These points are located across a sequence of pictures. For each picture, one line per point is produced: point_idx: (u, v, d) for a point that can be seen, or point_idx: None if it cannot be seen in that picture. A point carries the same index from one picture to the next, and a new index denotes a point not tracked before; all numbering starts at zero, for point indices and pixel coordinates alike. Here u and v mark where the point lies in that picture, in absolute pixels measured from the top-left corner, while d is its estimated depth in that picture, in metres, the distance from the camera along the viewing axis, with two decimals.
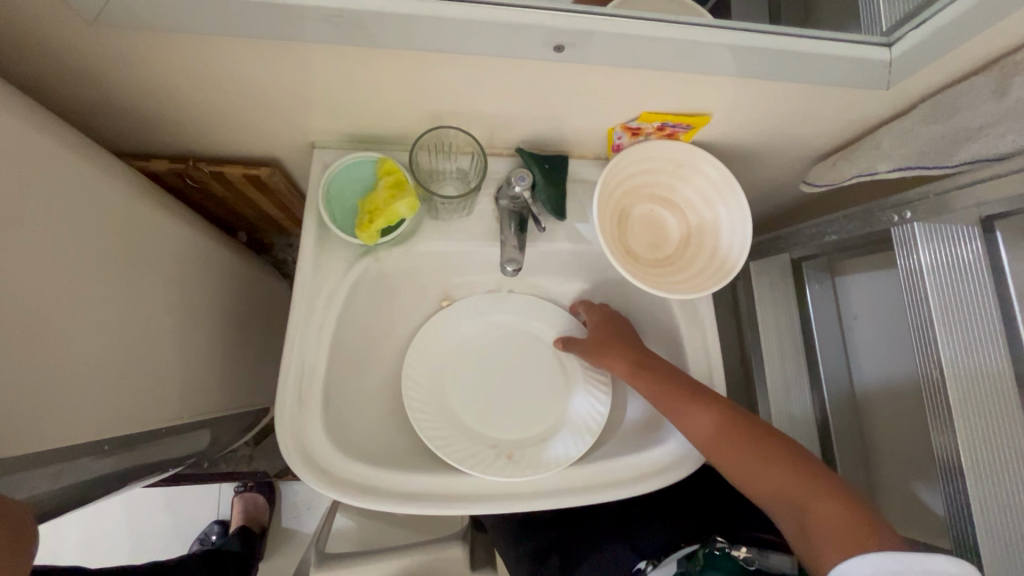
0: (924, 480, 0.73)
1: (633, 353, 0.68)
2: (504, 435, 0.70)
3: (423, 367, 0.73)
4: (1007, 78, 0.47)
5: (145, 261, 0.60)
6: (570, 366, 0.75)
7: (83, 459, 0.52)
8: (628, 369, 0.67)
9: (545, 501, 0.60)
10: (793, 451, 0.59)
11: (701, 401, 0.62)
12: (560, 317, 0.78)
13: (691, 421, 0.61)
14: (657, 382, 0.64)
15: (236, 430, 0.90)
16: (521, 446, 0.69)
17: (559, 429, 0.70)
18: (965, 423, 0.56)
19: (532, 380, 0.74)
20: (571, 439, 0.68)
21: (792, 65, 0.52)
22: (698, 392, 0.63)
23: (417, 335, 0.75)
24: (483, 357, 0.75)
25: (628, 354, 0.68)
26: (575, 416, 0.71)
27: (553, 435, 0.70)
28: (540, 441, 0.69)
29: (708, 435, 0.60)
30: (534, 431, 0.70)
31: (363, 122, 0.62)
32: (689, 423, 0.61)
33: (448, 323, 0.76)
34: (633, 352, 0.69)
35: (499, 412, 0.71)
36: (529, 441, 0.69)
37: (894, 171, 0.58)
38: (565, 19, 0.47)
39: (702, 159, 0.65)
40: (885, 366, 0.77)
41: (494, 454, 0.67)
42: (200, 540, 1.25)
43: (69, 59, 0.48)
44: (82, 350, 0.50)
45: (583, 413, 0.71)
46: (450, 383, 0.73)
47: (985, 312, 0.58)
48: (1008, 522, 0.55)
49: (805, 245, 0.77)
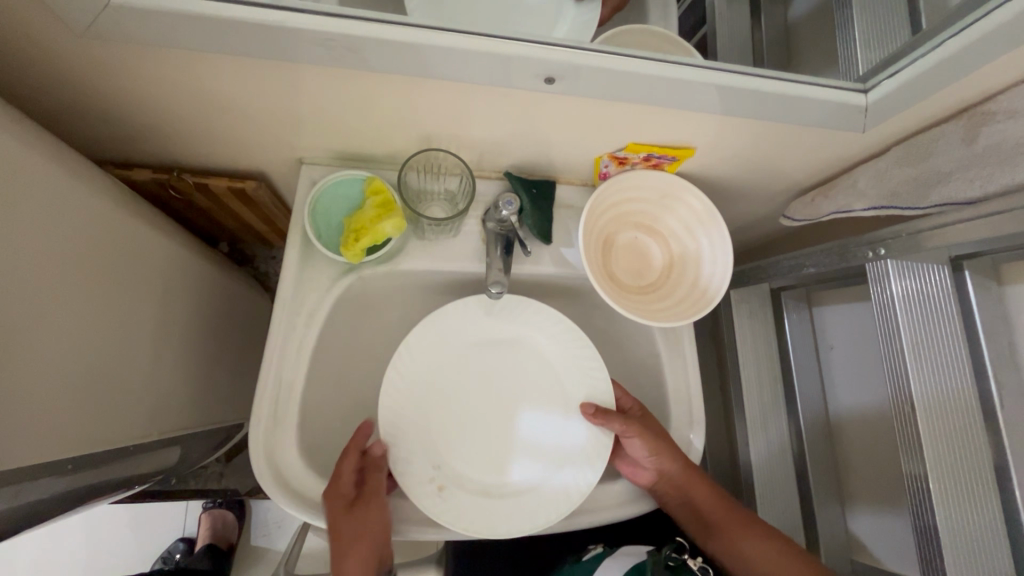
0: (893, 507, 0.74)
1: (658, 435, 0.66)
2: (451, 462, 0.65)
3: (405, 388, 0.66)
4: (975, 126, 0.49)
5: (122, 273, 0.59)
6: (556, 398, 0.69)
7: (47, 480, 0.50)
8: (652, 454, 0.65)
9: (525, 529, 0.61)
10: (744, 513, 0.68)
11: (683, 474, 0.66)
12: (573, 344, 0.69)
13: (675, 484, 0.67)
14: (658, 459, 0.65)
15: (208, 447, 0.88)
16: (469, 480, 0.64)
17: (547, 466, 0.66)
18: (935, 454, 0.57)
19: (507, 413, 0.69)
20: (547, 480, 0.64)
21: (773, 106, 0.53)
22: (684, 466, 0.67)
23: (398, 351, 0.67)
24: (468, 390, 0.69)
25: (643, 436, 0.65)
26: (554, 453, 0.66)
27: (523, 474, 0.65)
28: (506, 483, 0.65)
29: (687, 496, 0.68)
30: (535, 465, 0.66)
31: (353, 141, 0.62)
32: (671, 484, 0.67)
33: (432, 334, 0.68)
34: (654, 429, 0.67)
35: (470, 442, 0.67)
36: (491, 482, 0.64)
37: (868, 210, 0.60)
38: (554, 52, 0.48)
39: (687, 190, 0.66)
40: (859, 395, 0.79)
41: (426, 481, 0.62)
42: (164, 558, 1.21)
43: (54, 69, 0.47)
44: (50, 366, 0.48)
45: (564, 449, 0.67)
46: (419, 413, 0.67)
47: (956, 349, 0.59)
48: (977, 557, 0.56)
49: (783, 276, 0.79)
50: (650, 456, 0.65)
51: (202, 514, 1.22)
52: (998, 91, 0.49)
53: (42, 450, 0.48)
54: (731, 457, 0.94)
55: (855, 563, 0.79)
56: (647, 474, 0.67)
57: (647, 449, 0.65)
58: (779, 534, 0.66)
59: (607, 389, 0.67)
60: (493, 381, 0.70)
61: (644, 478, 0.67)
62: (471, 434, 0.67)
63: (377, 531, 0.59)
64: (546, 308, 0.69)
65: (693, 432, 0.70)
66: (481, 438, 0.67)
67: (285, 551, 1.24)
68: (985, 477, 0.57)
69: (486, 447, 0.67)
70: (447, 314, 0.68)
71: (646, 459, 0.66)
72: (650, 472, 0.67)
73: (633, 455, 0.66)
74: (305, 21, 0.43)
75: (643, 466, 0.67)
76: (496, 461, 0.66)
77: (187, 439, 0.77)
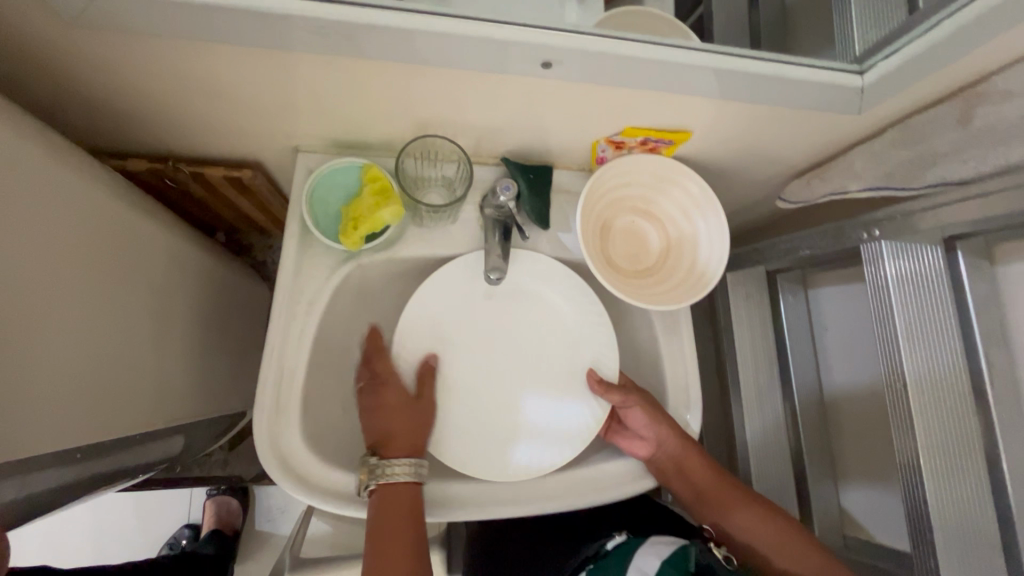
0: (886, 482, 0.76)
1: (656, 406, 0.69)
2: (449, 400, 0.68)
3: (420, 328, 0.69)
4: (971, 108, 0.50)
5: (123, 263, 0.59)
6: (564, 371, 0.71)
7: (55, 468, 0.51)
8: (649, 421, 0.68)
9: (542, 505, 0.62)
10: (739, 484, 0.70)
11: (683, 442, 0.69)
12: (584, 317, 0.71)
13: (670, 454, 0.68)
14: (657, 427, 0.68)
15: (210, 435, 0.89)
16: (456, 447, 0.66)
17: (523, 435, 0.67)
18: (925, 429, 0.59)
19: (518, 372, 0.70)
20: (546, 446, 0.67)
21: (770, 88, 0.53)
22: (682, 437, 0.69)
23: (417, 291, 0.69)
24: (473, 350, 0.70)
25: (644, 406, 0.68)
26: (557, 419, 0.68)
27: (519, 436, 0.67)
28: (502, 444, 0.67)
29: (682, 465, 0.69)
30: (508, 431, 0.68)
31: (351, 128, 0.62)
32: (665, 453, 0.68)
33: (449, 280, 0.70)
34: (651, 400, 0.70)
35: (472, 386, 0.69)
36: (486, 443, 0.67)
37: (864, 190, 0.60)
38: (553, 37, 0.48)
39: (684, 174, 0.67)
40: (853, 373, 0.80)
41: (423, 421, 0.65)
42: (170, 545, 1.22)
43: (43, 57, 0.47)
44: (54, 357, 0.49)
45: (566, 415, 0.68)
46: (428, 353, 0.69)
47: (946, 324, 0.60)
48: (962, 529, 0.58)
49: (779, 258, 0.79)
50: (647, 425, 0.68)
51: (207, 500, 1.24)
52: (994, 71, 0.49)
53: (47, 440, 0.48)
54: (727, 437, 0.95)
55: (847, 536, 0.81)
56: (646, 444, 0.69)
57: (645, 417, 0.68)
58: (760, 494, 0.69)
59: (613, 363, 0.70)
60: (504, 341, 0.71)
61: (638, 450, 0.68)
62: (471, 393, 0.69)
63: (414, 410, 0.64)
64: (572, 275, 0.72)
65: (691, 413, 0.71)
66: (483, 402, 0.69)
67: (289, 536, 1.26)
68: (974, 454, 0.59)
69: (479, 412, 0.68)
70: (445, 274, 0.69)
71: (643, 426, 0.68)
72: (646, 442, 0.69)
73: (632, 424, 0.69)
74: (300, 7, 0.43)
75: (642, 436, 0.69)
76: (492, 424, 0.68)
77: (190, 427, 0.78)
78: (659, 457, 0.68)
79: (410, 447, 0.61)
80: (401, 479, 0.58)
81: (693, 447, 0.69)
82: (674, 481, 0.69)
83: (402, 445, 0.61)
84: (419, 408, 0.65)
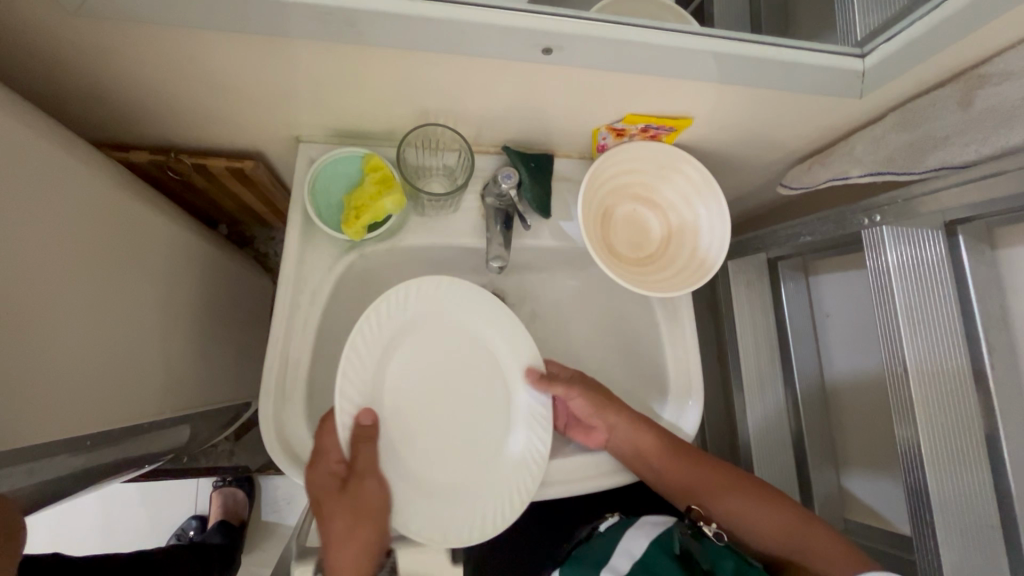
0: (886, 467, 0.77)
1: (600, 393, 0.69)
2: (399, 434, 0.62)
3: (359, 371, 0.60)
4: (971, 90, 0.50)
5: (128, 254, 0.60)
6: (495, 370, 0.67)
7: (64, 454, 0.52)
8: (594, 409, 0.68)
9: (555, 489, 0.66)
10: (722, 468, 0.69)
11: (644, 429, 0.68)
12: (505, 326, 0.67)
13: (627, 443, 0.68)
14: (610, 413, 0.68)
15: (215, 426, 0.90)
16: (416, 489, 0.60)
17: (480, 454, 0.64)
18: (926, 414, 0.59)
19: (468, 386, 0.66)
20: (517, 441, 0.65)
21: (770, 73, 0.53)
22: (642, 422, 0.68)
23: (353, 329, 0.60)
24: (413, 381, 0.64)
25: (589, 398, 0.68)
26: (507, 423, 0.66)
27: (473, 458, 0.63)
28: (462, 500, 0.61)
29: (641, 451, 0.68)
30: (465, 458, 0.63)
31: (351, 118, 0.62)
32: (619, 440, 0.68)
33: (390, 311, 0.62)
34: (595, 388, 0.69)
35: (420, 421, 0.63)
36: (441, 506, 0.60)
37: (865, 175, 0.60)
38: (552, 23, 0.48)
39: (684, 160, 0.67)
40: (854, 358, 0.81)
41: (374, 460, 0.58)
42: (178, 535, 1.24)
43: (44, 48, 0.47)
44: (61, 347, 0.50)
45: (511, 424, 0.66)
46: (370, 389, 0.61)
47: (946, 309, 0.60)
48: (963, 511, 0.58)
49: (780, 245, 0.79)
50: (592, 413, 0.68)
51: (214, 491, 1.25)
52: (995, 53, 0.49)
53: (56, 428, 0.49)
54: (729, 423, 0.96)
55: (848, 520, 0.82)
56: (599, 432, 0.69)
57: (588, 406, 0.68)
58: (746, 476, 0.68)
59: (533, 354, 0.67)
60: (444, 371, 0.65)
61: (595, 439, 0.69)
62: (409, 426, 0.63)
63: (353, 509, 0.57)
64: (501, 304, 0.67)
65: (692, 399, 0.71)
66: (430, 432, 0.63)
67: (295, 525, 1.27)
68: (973, 438, 0.59)
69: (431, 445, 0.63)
70: (386, 304, 0.62)
71: (591, 415, 0.69)
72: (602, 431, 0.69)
73: (580, 415, 0.69)
74: None
75: (596, 428, 0.69)
76: (444, 460, 0.63)
77: (196, 417, 0.79)
78: (616, 445, 0.68)
79: (361, 559, 0.57)
80: None
81: (645, 431, 0.68)
82: (643, 472, 0.68)
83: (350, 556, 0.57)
84: (360, 501, 0.57)
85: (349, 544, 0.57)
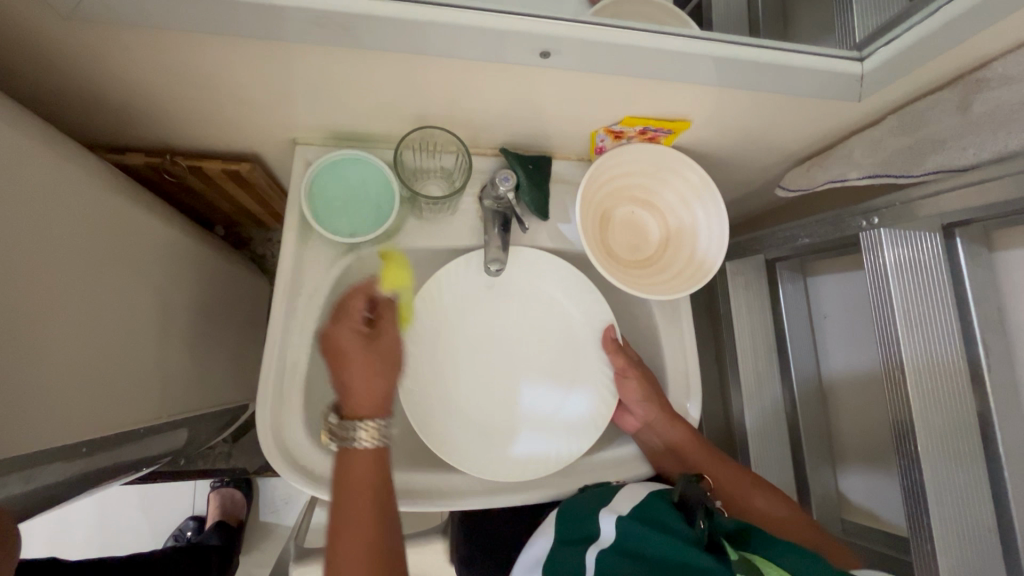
0: (883, 466, 0.77)
1: (654, 387, 0.70)
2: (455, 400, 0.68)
3: (422, 336, 0.68)
4: (970, 94, 0.50)
5: (125, 259, 0.60)
6: (558, 347, 0.72)
7: (58, 460, 0.52)
8: (643, 399, 0.69)
9: (547, 490, 0.65)
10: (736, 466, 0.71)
11: (680, 424, 0.69)
12: (575, 300, 0.72)
13: (659, 434, 0.70)
14: (653, 406, 0.69)
15: (212, 428, 0.90)
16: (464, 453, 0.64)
17: (524, 423, 0.68)
18: (922, 414, 0.59)
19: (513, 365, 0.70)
20: (563, 425, 0.68)
21: (769, 76, 0.53)
22: (678, 419, 0.69)
23: (417, 295, 0.68)
24: (472, 351, 0.70)
25: (642, 386, 0.69)
26: (559, 396, 0.69)
27: (519, 421, 0.68)
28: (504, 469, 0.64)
29: (674, 445, 0.69)
30: (514, 422, 0.68)
31: (348, 120, 0.62)
32: (651, 430, 0.70)
33: (451, 285, 0.69)
34: (650, 379, 0.70)
35: (476, 388, 0.69)
36: (483, 462, 0.64)
37: (863, 178, 0.60)
38: (550, 26, 0.47)
39: (682, 163, 0.67)
40: (852, 359, 0.81)
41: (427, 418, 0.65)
42: (176, 536, 1.24)
43: (36, 52, 0.46)
44: (57, 353, 0.49)
45: (563, 396, 0.69)
46: (432, 353, 0.68)
47: (945, 309, 0.61)
48: (961, 514, 0.59)
49: (778, 247, 0.79)
50: (641, 402, 0.69)
51: (212, 492, 1.25)
52: (994, 57, 0.49)
53: (52, 436, 0.49)
54: (726, 424, 0.96)
55: (845, 520, 0.82)
56: (633, 419, 0.71)
57: (640, 394, 0.69)
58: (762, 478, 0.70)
59: (603, 321, 0.72)
60: (502, 342, 0.71)
61: (629, 422, 0.71)
62: (467, 390, 0.68)
63: (381, 347, 0.59)
64: (570, 267, 0.72)
65: (690, 401, 0.72)
66: (487, 398, 0.68)
67: (293, 526, 1.27)
68: (971, 438, 0.59)
69: (482, 410, 0.68)
70: (446, 276, 0.69)
71: (636, 404, 0.69)
72: (637, 420, 0.70)
73: (625, 400, 0.70)
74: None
75: (632, 412, 0.70)
76: (492, 420, 0.67)
77: (192, 420, 0.79)
78: (648, 435, 0.70)
79: (379, 404, 0.56)
80: (364, 447, 0.54)
81: (682, 426, 0.69)
82: (664, 464, 0.69)
83: (368, 404, 0.56)
84: (388, 342, 0.60)
85: (360, 384, 0.56)
